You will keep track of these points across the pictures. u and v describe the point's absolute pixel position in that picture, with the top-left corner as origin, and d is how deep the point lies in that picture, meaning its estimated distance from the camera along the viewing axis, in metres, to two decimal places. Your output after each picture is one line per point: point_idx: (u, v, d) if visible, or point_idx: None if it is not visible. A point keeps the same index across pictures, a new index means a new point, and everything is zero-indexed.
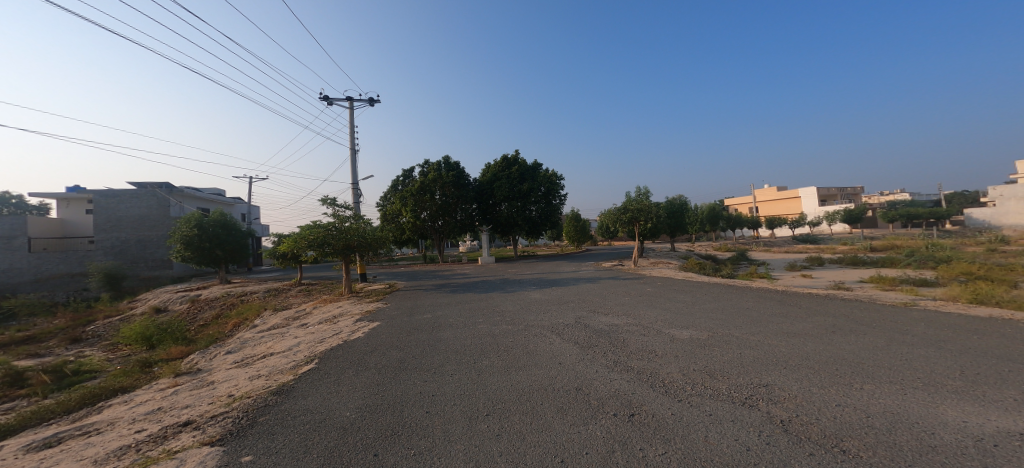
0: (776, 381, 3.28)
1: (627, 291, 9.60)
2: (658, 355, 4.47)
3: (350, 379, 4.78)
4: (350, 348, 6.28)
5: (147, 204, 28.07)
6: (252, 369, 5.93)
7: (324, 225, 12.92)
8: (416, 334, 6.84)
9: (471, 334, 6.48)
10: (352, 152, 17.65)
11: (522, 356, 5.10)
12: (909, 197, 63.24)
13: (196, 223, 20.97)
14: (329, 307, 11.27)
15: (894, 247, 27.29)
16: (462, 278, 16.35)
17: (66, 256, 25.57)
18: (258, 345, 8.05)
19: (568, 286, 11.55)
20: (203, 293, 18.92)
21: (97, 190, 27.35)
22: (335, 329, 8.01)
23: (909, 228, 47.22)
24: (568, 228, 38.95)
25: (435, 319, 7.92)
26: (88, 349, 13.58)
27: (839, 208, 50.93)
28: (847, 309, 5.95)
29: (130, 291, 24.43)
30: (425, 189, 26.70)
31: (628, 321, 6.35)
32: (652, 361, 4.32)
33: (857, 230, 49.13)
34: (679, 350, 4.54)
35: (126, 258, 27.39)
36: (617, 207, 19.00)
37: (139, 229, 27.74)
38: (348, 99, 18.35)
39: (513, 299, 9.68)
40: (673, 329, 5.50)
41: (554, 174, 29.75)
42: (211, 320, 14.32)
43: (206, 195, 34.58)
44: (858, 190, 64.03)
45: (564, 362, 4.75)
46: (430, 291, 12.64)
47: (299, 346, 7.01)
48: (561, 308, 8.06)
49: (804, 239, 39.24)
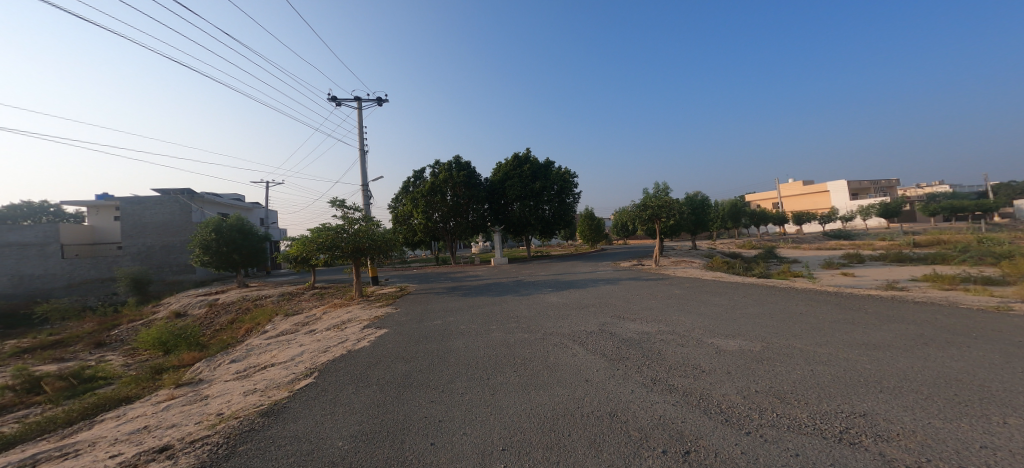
0: (876, 411, 2.56)
1: (653, 293, 8.83)
2: (706, 371, 3.77)
3: (349, 398, 4.26)
4: (352, 360, 5.77)
5: (170, 210, 28.81)
6: (250, 383, 5.49)
7: (334, 228, 12.61)
8: (423, 343, 6.29)
9: (483, 344, 5.88)
10: (362, 152, 17.47)
11: (542, 371, 4.50)
12: (949, 189, 59.37)
13: (213, 228, 21.19)
14: (339, 312, 10.89)
15: (939, 242, 25.27)
16: (474, 280, 15.74)
17: (96, 262, 26.41)
18: (264, 353, 7.69)
19: (587, 288, 10.78)
20: (220, 298, 19.03)
21: (124, 198, 28.23)
22: (342, 337, 7.58)
23: (952, 222, 43.84)
24: (583, 227, 37.96)
25: (445, 326, 7.36)
26: (109, 354, 13.66)
27: (873, 201, 47.87)
28: (926, 315, 5.04)
29: (155, 295, 24.97)
30: (436, 190, 26.25)
31: (661, 327, 5.63)
32: (701, 376, 3.65)
33: (894, 225, 46.01)
34: (731, 364, 3.82)
35: (151, 263, 28.10)
36: (634, 204, 18.05)
37: (163, 234, 28.47)
38: (357, 99, 18.20)
39: (528, 303, 9.00)
40: (716, 337, 4.78)
41: (567, 171, 28.95)
42: (226, 325, 14.23)
43: (226, 201, 35.37)
44: (892, 182, 60.57)
45: (592, 379, 4.08)
46: (442, 294, 12.16)
47: (302, 357, 6.56)
48: (581, 313, 7.37)
49: (835, 236, 37.13)
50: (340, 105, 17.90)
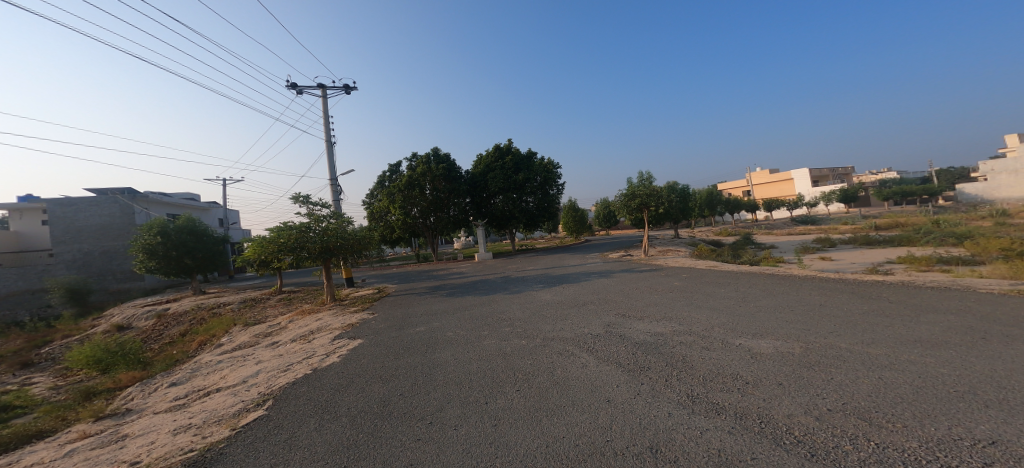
0: (1004, 436, 1.96)
1: (651, 286, 8.32)
2: (751, 383, 3.15)
3: (310, 437, 3.36)
4: (317, 383, 4.82)
5: (110, 211, 25.91)
6: (185, 416, 4.44)
7: (298, 226, 11.29)
8: (405, 357, 5.45)
9: (475, 356, 5.12)
10: (329, 143, 16.05)
11: (552, 390, 3.81)
12: (899, 175, 63.54)
13: (159, 230, 19.02)
14: (307, 320, 9.73)
15: (898, 225, 26.58)
16: (458, 278, 14.80)
17: (24, 271, 23.41)
18: (213, 373, 6.56)
19: (580, 282, 10.16)
20: (172, 307, 17.13)
21: (53, 199, 25.13)
22: (309, 351, 6.56)
23: (904, 206, 46.85)
24: (565, 219, 37.66)
25: (429, 334, 6.50)
26: (36, 376, 11.87)
27: (835, 188, 50.41)
28: (956, 301, 4.70)
29: (97, 306, 22.41)
30: (413, 184, 24.90)
31: (676, 327, 5.06)
32: (747, 390, 3.05)
33: (854, 210, 48.71)
34: (778, 372, 3.24)
35: (91, 271, 25.27)
36: (622, 194, 17.64)
37: (104, 238, 25.66)
38: (320, 86, 16.61)
39: (520, 302, 8.27)
40: (743, 338, 4.21)
41: (549, 162, 28.28)
42: (177, 338, 12.65)
43: (178, 200, 32.44)
44: (850, 169, 64.18)
45: (613, 399, 3.40)
46: (424, 294, 11.23)
47: (257, 378, 5.54)
48: (581, 312, 6.74)
49: (803, 221, 38.73)
50: (301, 93, 16.28)
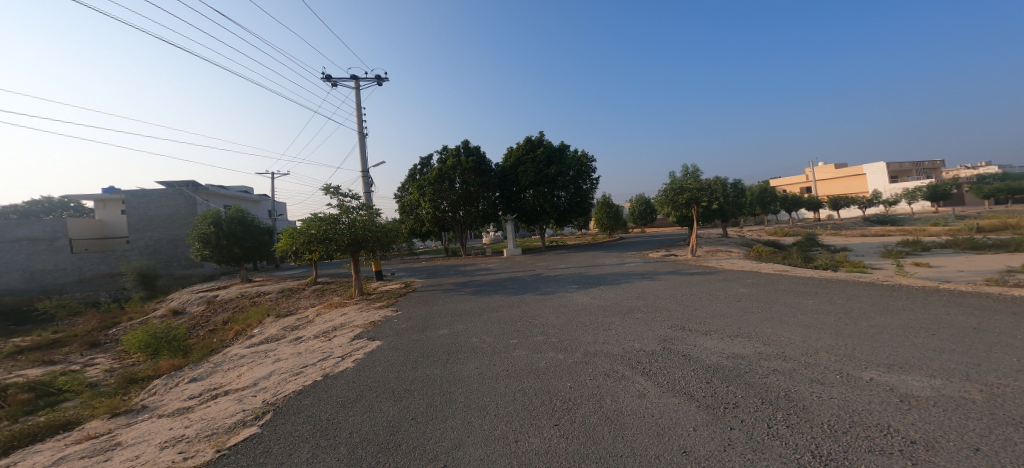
0: None
1: (710, 292, 7.08)
2: (921, 443, 2.06)
3: None
4: (324, 394, 4.23)
5: (175, 203, 28.13)
6: (183, 425, 4.01)
7: (328, 218, 11.14)
8: (423, 368, 4.74)
9: (503, 373, 4.30)
10: (361, 136, 16.00)
11: (603, 431, 2.87)
12: (1001, 169, 54.34)
13: (212, 221, 20.13)
14: (332, 315, 9.44)
15: (1007, 227, 22.37)
16: (486, 274, 14.08)
17: (104, 257, 25.93)
18: (232, 369, 6.29)
19: (620, 284, 9.04)
20: (220, 295, 18.02)
21: (129, 191, 27.68)
22: (325, 351, 6.06)
23: (1009, 205, 39.87)
24: (600, 216, 35.93)
25: (452, 340, 5.77)
26: (99, 357, 12.69)
27: (918, 184, 44.04)
28: None
29: (163, 290, 24.31)
30: (444, 177, 24.61)
31: (760, 348, 3.91)
32: (919, 455, 1.94)
33: (941, 209, 42.28)
34: (966, 430, 2.09)
35: (158, 258, 27.55)
36: (667, 188, 16.02)
37: (169, 227, 27.92)
38: (353, 78, 16.59)
39: (553, 305, 7.35)
40: (873, 371, 3.01)
41: (585, 155, 26.86)
42: (219, 325, 13.06)
43: (233, 193, 34.72)
44: (936, 162, 56.03)
45: (692, 452, 2.42)
46: (450, 291, 10.64)
47: (267, 381, 5.09)
48: (627, 321, 5.72)
49: (878, 221, 34.16)
50: (335, 85, 16.33)
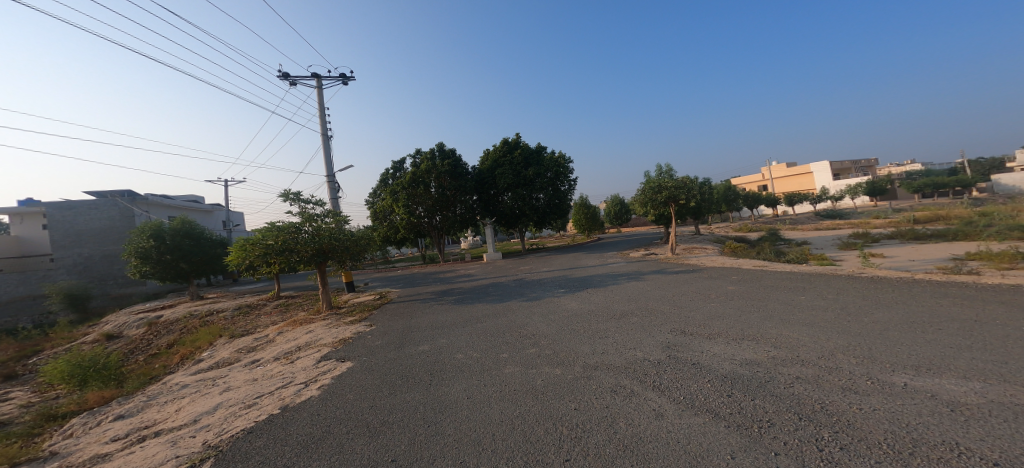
0: None
1: (701, 291, 6.94)
2: (1000, 462, 1.80)
3: None
4: (281, 432, 3.51)
5: (110, 215, 25.32)
6: None
7: (289, 227, 10.15)
8: (403, 394, 4.13)
9: (496, 396, 3.80)
10: (325, 137, 14.94)
11: (626, 465, 2.45)
12: (927, 166, 60.26)
13: (153, 233, 18.08)
14: (296, 333, 8.50)
15: (940, 218, 24.59)
16: (467, 281, 13.43)
17: (23, 277, 22.73)
18: (170, 403, 5.33)
19: (608, 286, 8.75)
20: (164, 315, 16.10)
21: (53, 203, 24.52)
22: (286, 377, 5.26)
23: (936, 198, 44.21)
24: (577, 217, 36.09)
25: (435, 358, 5.18)
26: (10, 392, 10.80)
27: (861, 181, 47.86)
28: None
29: (96, 312, 21.58)
30: (418, 181, 23.68)
31: (772, 352, 3.68)
32: None
33: (881, 203, 46.14)
34: None
35: (90, 276, 24.53)
36: (645, 187, 16.14)
37: (104, 242, 25.03)
38: (315, 76, 15.52)
39: (542, 312, 6.93)
40: (903, 376, 2.83)
41: (561, 157, 26.85)
42: (163, 349, 11.54)
43: (180, 202, 31.76)
44: (873, 161, 61.35)
45: None
46: (429, 301, 9.95)
47: (211, 417, 4.25)
48: (624, 326, 5.38)
49: (828, 216, 36.77)
50: (295, 83, 15.20)
